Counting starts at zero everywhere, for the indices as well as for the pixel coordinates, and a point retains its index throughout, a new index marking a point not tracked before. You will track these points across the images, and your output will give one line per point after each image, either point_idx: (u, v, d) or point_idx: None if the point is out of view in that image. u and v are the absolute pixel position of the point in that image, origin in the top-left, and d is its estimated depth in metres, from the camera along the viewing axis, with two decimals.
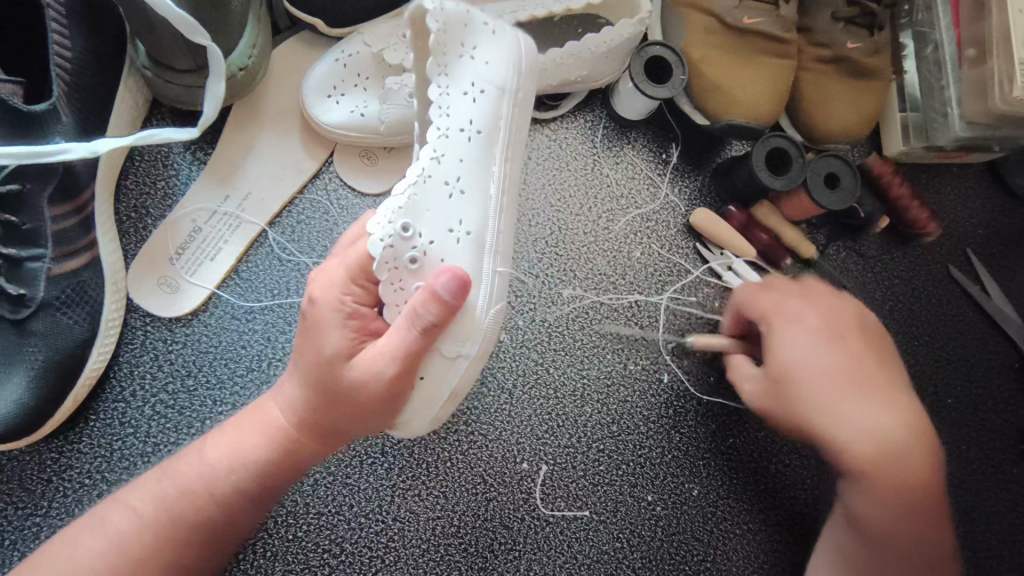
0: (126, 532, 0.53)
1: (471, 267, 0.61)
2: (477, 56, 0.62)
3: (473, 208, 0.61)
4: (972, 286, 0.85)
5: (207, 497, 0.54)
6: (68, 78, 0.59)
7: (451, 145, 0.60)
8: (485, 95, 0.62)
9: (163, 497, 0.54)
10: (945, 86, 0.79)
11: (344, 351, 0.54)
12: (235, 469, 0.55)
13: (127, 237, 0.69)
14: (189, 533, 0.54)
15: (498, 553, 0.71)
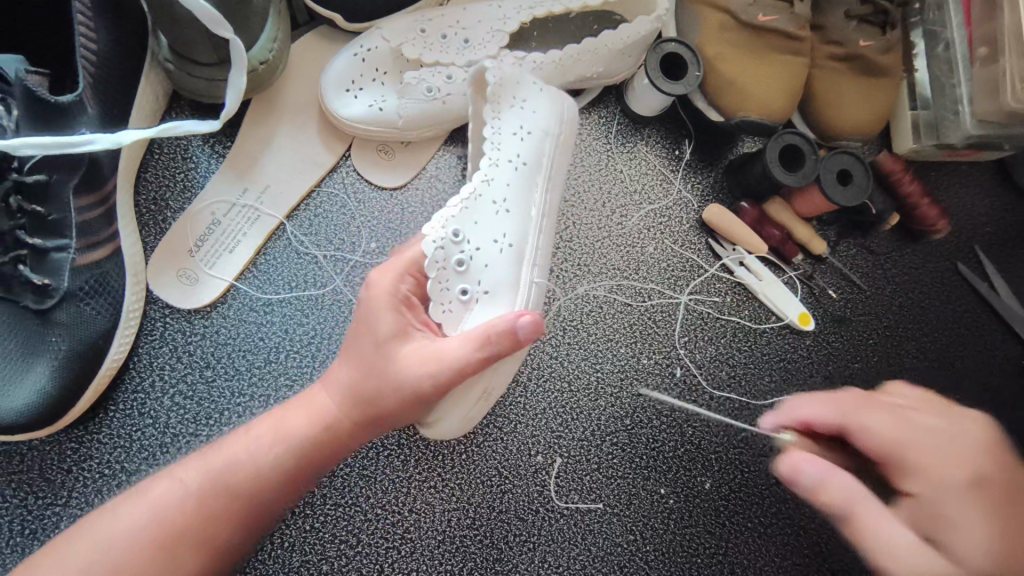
0: (165, 503, 0.52)
1: (510, 276, 0.64)
2: (527, 100, 0.68)
3: (516, 224, 0.66)
4: (981, 283, 0.86)
5: (250, 469, 0.54)
6: (93, 70, 0.59)
7: (499, 171, 0.66)
8: (533, 134, 0.68)
9: (206, 470, 0.54)
10: (956, 85, 0.80)
11: (394, 331, 0.58)
12: (277, 440, 0.56)
13: (147, 228, 0.70)
14: (231, 505, 0.53)
15: (513, 545, 0.71)
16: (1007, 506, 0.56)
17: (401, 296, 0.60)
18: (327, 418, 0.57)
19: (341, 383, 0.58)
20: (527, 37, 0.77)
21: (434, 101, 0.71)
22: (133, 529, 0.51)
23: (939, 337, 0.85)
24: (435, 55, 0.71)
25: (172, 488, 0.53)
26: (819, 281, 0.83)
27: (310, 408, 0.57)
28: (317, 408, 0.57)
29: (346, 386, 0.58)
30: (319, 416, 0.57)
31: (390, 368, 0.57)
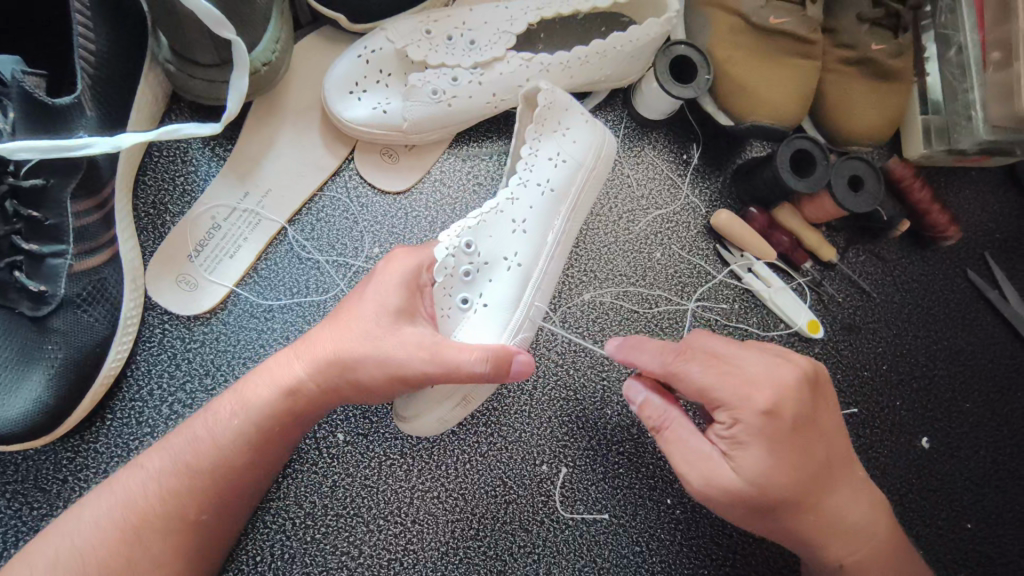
0: (132, 486, 0.53)
1: (512, 295, 0.64)
2: (569, 131, 0.68)
3: (529, 245, 0.66)
4: (991, 290, 0.84)
5: (212, 447, 0.54)
6: (92, 71, 0.58)
7: (526, 194, 0.66)
8: (564, 165, 0.67)
9: (172, 450, 0.54)
10: (969, 89, 0.78)
11: (375, 307, 0.57)
12: (239, 412, 0.55)
13: (145, 233, 0.68)
14: (194, 487, 0.53)
15: (518, 557, 0.70)
16: (796, 460, 0.57)
17: (411, 279, 0.59)
18: (290, 391, 0.56)
19: (310, 354, 0.57)
20: (533, 39, 0.75)
21: (439, 104, 0.70)
22: (102, 517, 0.51)
23: (948, 344, 0.84)
24: (440, 57, 0.70)
25: (140, 470, 0.53)
26: (827, 288, 0.82)
27: (274, 380, 0.56)
28: (283, 379, 0.56)
29: (313, 359, 0.56)
30: (286, 390, 0.56)
31: (364, 344, 0.56)
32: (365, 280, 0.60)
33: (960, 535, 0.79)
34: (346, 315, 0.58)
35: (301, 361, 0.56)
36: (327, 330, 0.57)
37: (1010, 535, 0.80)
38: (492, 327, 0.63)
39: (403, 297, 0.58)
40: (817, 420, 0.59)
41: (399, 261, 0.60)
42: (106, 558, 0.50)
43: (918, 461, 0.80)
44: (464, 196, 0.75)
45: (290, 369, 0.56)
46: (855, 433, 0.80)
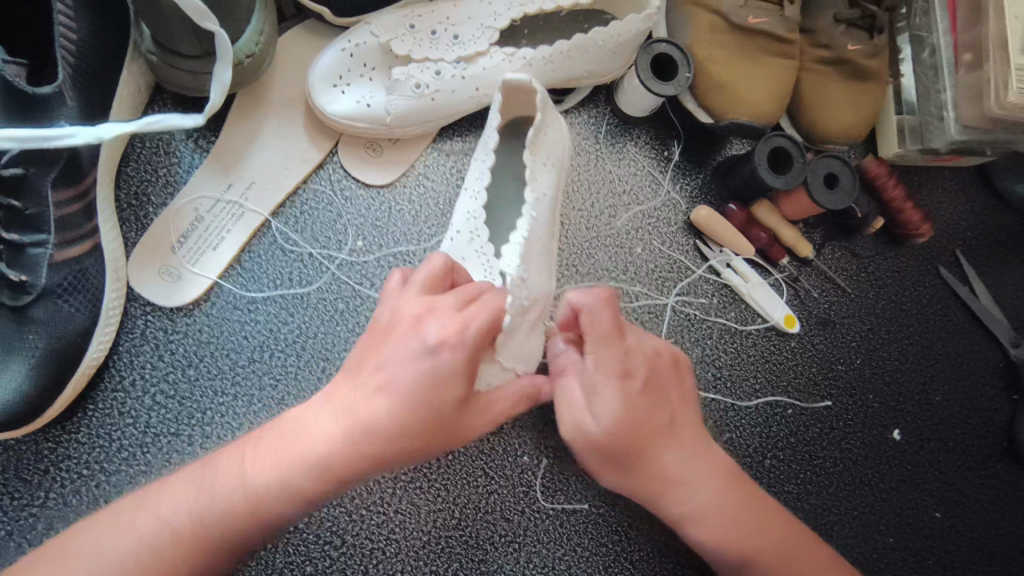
0: (151, 538, 0.48)
1: (537, 313, 0.66)
2: (554, 136, 0.69)
3: (545, 257, 0.67)
4: (961, 286, 0.87)
5: (245, 514, 0.49)
6: (73, 60, 0.58)
7: (540, 207, 0.66)
8: (554, 170, 0.69)
9: (196, 510, 0.49)
10: (941, 90, 0.80)
11: (416, 390, 0.50)
12: (282, 493, 0.49)
13: (128, 224, 0.68)
14: (222, 546, 0.49)
15: (499, 545, 0.71)
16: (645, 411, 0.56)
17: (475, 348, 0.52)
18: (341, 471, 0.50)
19: (357, 426, 0.50)
20: (517, 35, 0.76)
21: (422, 98, 0.70)
22: (108, 557, 0.47)
23: (920, 338, 0.86)
24: (424, 51, 0.70)
25: (157, 520, 0.49)
26: (804, 283, 0.84)
27: (310, 450, 0.50)
28: (320, 450, 0.50)
29: (358, 433, 0.50)
30: (322, 464, 0.49)
31: (426, 430, 0.51)
32: (412, 342, 0.52)
33: (930, 525, 0.81)
34: (395, 387, 0.51)
35: (344, 435, 0.50)
36: (371, 403, 0.51)
37: (978, 524, 0.82)
38: (530, 343, 0.64)
39: (463, 385, 0.52)
40: (669, 391, 0.58)
41: (460, 336, 0.52)
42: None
43: (890, 453, 0.82)
44: (449, 190, 0.76)
45: (329, 438, 0.50)
46: (829, 425, 0.82)
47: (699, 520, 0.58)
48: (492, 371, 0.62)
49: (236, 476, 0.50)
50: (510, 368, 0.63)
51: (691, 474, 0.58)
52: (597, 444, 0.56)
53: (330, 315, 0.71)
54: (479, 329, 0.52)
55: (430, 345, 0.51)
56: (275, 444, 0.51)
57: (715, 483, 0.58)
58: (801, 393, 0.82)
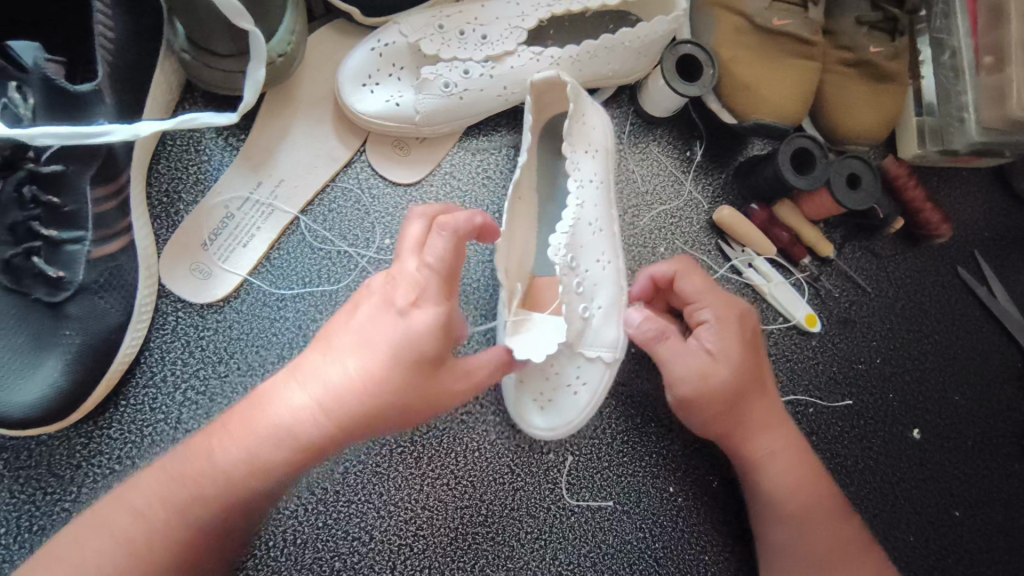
0: (132, 527, 0.50)
1: (612, 294, 0.68)
2: (591, 123, 0.70)
3: (607, 241, 0.69)
4: (979, 286, 0.87)
5: (218, 496, 0.51)
6: (110, 59, 0.58)
7: (587, 194, 0.68)
8: (598, 155, 0.70)
9: (170, 497, 0.51)
10: (962, 92, 0.81)
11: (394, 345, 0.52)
12: (256, 474, 0.51)
13: (158, 221, 0.69)
14: (201, 527, 0.51)
15: (525, 542, 0.72)
16: (747, 356, 0.66)
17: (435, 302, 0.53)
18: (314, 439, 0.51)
19: (323, 393, 0.51)
20: (542, 36, 0.77)
21: (450, 97, 0.71)
22: (95, 552, 0.49)
23: (938, 338, 0.87)
24: (453, 51, 0.71)
25: (134, 511, 0.51)
26: (825, 283, 0.85)
27: (279, 422, 0.51)
28: (290, 425, 0.51)
29: (328, 401, 0.51)
30: (293, 436, 0.51)
31: (392, 388, 0.52)
32: (374, 305, 0.53)
33: (949, 523, 0.82)
34: (359, 348, 0.52)
35: (315, 403, 0.51)
36: (339, 369, 0.52)
37: (996, 523, 0.83)
38: (614, 323, 0.68)
39: (438, 345, 0.53)
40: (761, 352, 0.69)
41: (411, 289, 0.53)
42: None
43: (910, 452, 0.83)
44: (475, 189, 0.76)
45: (299, 410, 0.51)
46: (849, 423, 0.82)
47: (773, 462, 0.67)
48: (580, 362, 0.68)
49: (206, 459, 0.51)
50: (595, 357, 0.68)
51: (772, 423, 0.68)
52: (715, 386, 0.64)
53: None
54: (437, 275, 0.53)
55: (400, 306, 0.53)
56: (241, 421, 0.52)
57: (785, 440, 0.68)
58: (821, 391, 0.83)
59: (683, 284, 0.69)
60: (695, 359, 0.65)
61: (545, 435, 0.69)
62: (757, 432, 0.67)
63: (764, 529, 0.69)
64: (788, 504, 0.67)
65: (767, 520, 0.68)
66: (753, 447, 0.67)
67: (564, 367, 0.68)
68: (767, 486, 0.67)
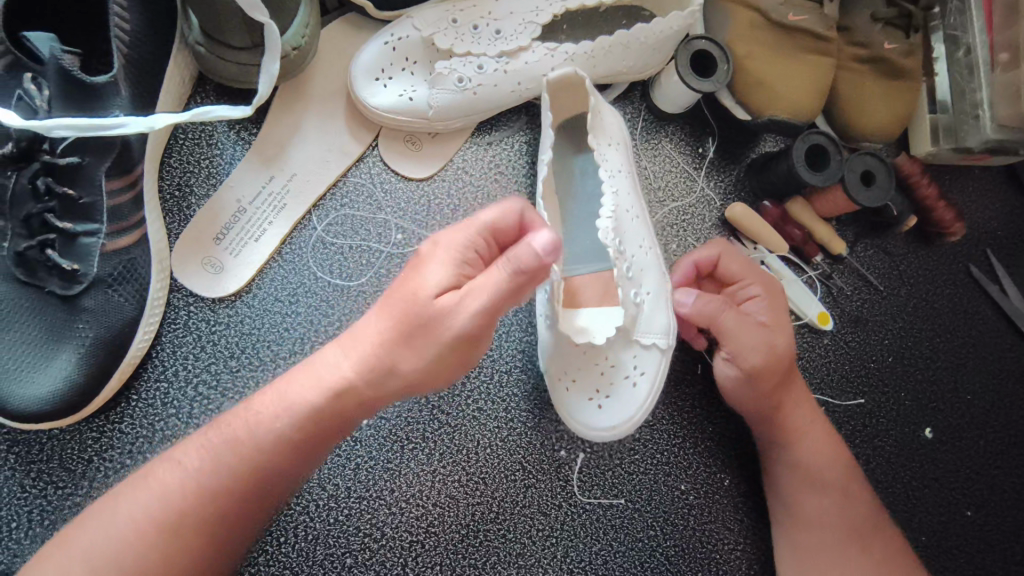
0: (168, 485, 0.52)
1: (656, 277, 0.69)
2: (610, 116, 0.71)
3: (643, 228, 0.70)
4: (991, 285, 0.87)
5: (252, 454, 0.53)
6: (126, 50, 0.58)
7: (619, 183, 0.69)
8: (619, 147, 0.71)
9: (210, 454, 0.53)
10: (976, 89, 0.81)
11: (431, 289, 0.52)
12: (290, 427, 0.53)
13: (170, 215, 0.68)
14: (237, 489, 0.52)
15: (537, 540, 0.71)
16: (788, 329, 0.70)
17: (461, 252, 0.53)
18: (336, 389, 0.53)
19: (356, 348, 0.54)
20: (555, 31, 0.77)
21: (464, 92, 0.71)
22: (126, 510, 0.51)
23: (950, 337, 0.86)
24: (467, 45, 0.70)
25: (173, 468, 0.52)
26: (837, 281, 0.84)
27: (316, 379, 0.54)
28: (326, 377, 0.54)
29: (363, 358, 0.53)
30: (331, 389, 0.54)
31: (413, 332, 0.52)
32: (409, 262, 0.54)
33: (961, 523, 0.82)
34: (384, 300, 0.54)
35: (349, 360, 0.54)
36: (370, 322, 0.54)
37: (1008, 522, 0.82)
38: (663, 309, 0.68)
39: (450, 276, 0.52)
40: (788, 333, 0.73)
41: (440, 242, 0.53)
42: (142, 559, 0.49)
43: (922, 451, 0.83)
44: (487, 184, 0.76)
45: (336, 367, 0.54)
46: (861, 422, 0.82)
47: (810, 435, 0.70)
48: (636, 351, 0.68)
49: (242, 417, 0.54)
50: (651, 344, 0.68)
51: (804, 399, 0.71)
52: (776, 353, 0.67)
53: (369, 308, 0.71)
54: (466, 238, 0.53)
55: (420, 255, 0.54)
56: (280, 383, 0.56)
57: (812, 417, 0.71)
58: (834, 390, 0.82)
59: (730, 264, 0.71)
60: (754, 337, 0.67)
61: (613, 435, 0.68)
62: (796, 404, 0.70)
63: (798, 503, 0.69)
64: (823, 475, 0.69)
65: (802, 494, 0.69)
66: (795, 423, 0.70)
67: (620, 357, 0.68)
68: (804, 460, 0.69)
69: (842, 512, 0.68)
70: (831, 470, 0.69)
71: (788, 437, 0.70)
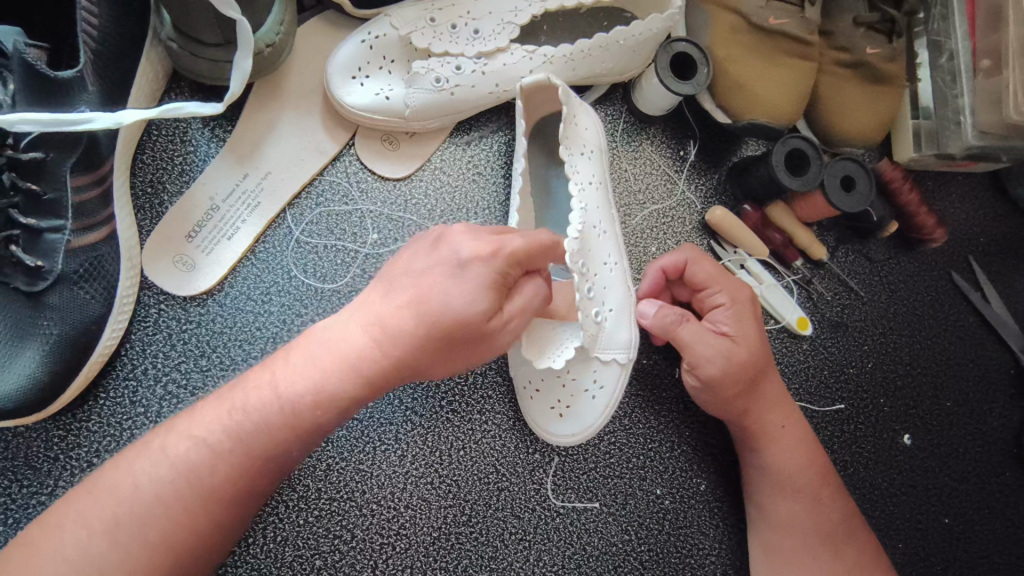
0: (189, 458, 0.47)
1: (621, 294, 0.68)
2: (583, 125, 0.71)
3: (612, 243, 0.70)
4: (973, 292, 0.87)
5: (284, 426, 0.49)
6: (93, 45, 0.58)
7: (589, 197, 0.68)
8: (593, 157, 0.71)
9: (232, 427, 0.49)
10: (959, 95, 0.80)
11: (482, 310, 0.51)
12: (319, 406, 0.50)
13: (142, 213, 0.68)
14: (263, 463, 0.49)
15: (509, 543, 0.71)
16: (758, 335, 0.69)
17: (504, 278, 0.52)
18: (369, 375, 0.51)
19: (382, 330, 0.51)
20: (536, 31, 0.76)
21: (441, 92, 0.70)
22: (143, 481, 0.46)
23: (932, 344, 0.86)
24: (445, 45, 0.70)
25: (193, 439, 0.48)
26: (817, 286, 0.84)
27: (337, 353, 0.51)
28: (345, 352, 0.51)
29: (382, 335, 0.51)
30: (354, 366, 0.50)
31: (444, 338, 0.51)
32: (436, 251, 0.53)
33: (938, 530, 0.81)
34: (417, 296, 0.51)
35: (369, 337, 0.51)
36: (391, 307, 0.51)
37: (985, 530, 0.82)
38: (624, 325, 0.68)
39: (493, 299, 0.51)
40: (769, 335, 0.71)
41: (495, 259, 0.51)
42: (168, 532, 0.46)
43: (900, 457, 0.82)
44: (465, 184, 0.75)
45: (357, 341, 0.51)
46: (839, 428, 0.82)
47: (779, 442, 0.69)
48: (596, 367, 0.68)
49: (271, 391, 0.50)
50: (610, 359, 0.68)
51: (775, 407, 0.70)
52: (736, 362, 0.67)
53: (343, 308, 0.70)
54: (515, 255, 0.52)
55: (462, 260, 0.52)
56: (306, 352, 0.51)
57: (788, 425, 0.70)
58: (812, 396, 0.82)
59: (696, 264, 0.71)
60: (754, 325, 0.69)
61: (569, 441, 0.70)
62: (761, 418, 0.69)
63: (769, 507, 0.69)
64: (794, 481, 0.68)
65: (773, 494, 0.69)
66: (762, 433, 0.69)
67: (579, 373, 0.68)
68: (775, 472, 0.69)
69: (814, 518, 0.68)
70: (806, 482, 0.69)
71: (755, 446, 0.70)
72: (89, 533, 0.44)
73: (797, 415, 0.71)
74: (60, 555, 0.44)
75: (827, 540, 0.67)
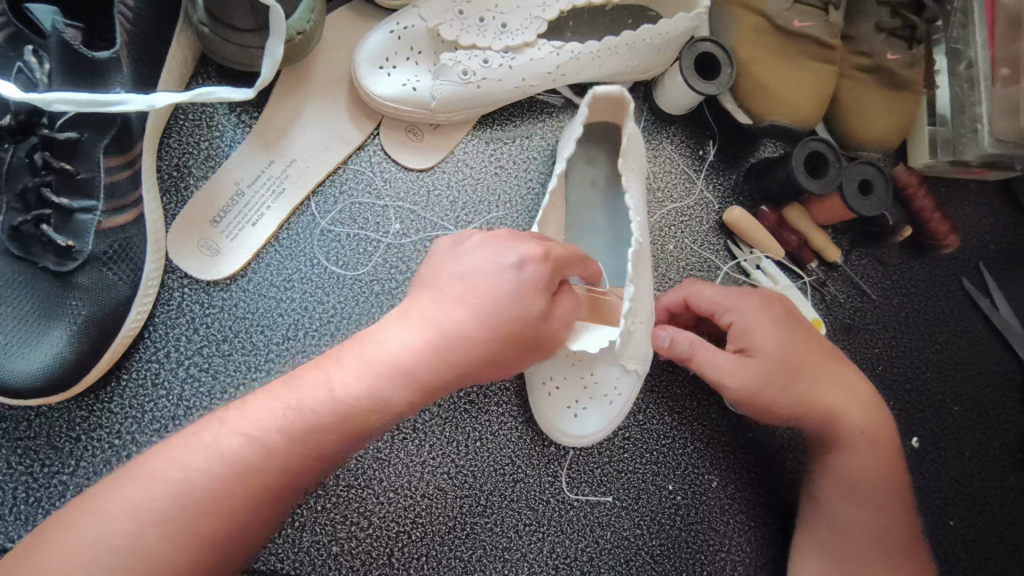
0: (230, 449, 0.47)
1: (650, 311, 0.69)
2: (638, 144, 0.71)
3: (648, 260, 0.70)
4: (982, 299, 0.88)
5: (325, 424, 0.49)
6: (129, 26, 0.58)
7: (640, 210, 0.69)
8: (642, 174, 0.71)
9: (285, 421, 0.48)
10: (976, 103, 0.82)
11: (538, 312, 0.55)
12: (376, 409, 0.49)
13: (168, 196, 0.68)
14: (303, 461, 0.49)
15: (523, 534, 0.71)
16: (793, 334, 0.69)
17: (551, 281, 0.55)
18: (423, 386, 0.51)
19: (440, 336, 0.51)
20: (562, 28, 0.77)
21: (468, 84, 0.70)
22: (194, 472, 0.46)
23: (941, 349, 0.87)
24: (472, 38, 0.70)
25: (235, 432, 0.48)
26: (831, 288, 0.85)
27: (386, 354, 0.51)
28: (389, 353, 0.51)
29: (431, 336, 0.51)
30: (396, 363, 0.50)
31: (507, 337, 0.53)
32: (485, 251, 0.55)
33: (943, 532, 0.82)
34: (467, 291, 0.54)
35: (426, 338, 0.51)
36: (445, 306, 0.53)
37: (989, 534, 0.83)
38: (648, 339, 0.69)
39: (543, 299, 0.55)
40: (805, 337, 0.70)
41: (546, 260, 0.55)
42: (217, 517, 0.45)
43: (908, 460, 0.83)
44: (487, 178, 0.75)
45: (406, 343, 0.51)
46: None
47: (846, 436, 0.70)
48: (618, 373, 0.69)
49: (324, 392, 0.50)
50: (632, 369, 0.69)
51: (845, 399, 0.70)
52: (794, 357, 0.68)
53: (365, 296, 0.70)
54: (559, 259, 0.56)
55: (516, 263, 0.55)
56: (349, 352, 0.51)
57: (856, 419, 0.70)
58: None
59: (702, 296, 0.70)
60: (777, 335, 0.68)
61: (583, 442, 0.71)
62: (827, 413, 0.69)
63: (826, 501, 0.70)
64: (854, 478, 0.69)
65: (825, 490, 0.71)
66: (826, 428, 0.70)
67: (601, 374, 0.70)
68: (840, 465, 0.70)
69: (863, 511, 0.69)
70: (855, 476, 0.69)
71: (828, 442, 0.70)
72: (139, 519, 0.44)
73: (873, 413, 0.71)
74: (108, 541, 0.43)
75: (886, 534, 0.68)
